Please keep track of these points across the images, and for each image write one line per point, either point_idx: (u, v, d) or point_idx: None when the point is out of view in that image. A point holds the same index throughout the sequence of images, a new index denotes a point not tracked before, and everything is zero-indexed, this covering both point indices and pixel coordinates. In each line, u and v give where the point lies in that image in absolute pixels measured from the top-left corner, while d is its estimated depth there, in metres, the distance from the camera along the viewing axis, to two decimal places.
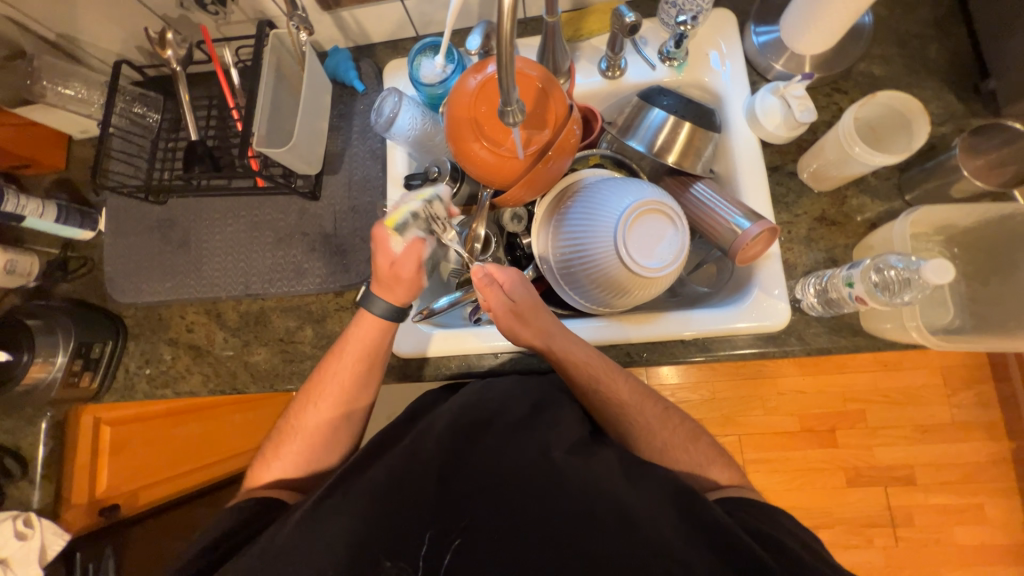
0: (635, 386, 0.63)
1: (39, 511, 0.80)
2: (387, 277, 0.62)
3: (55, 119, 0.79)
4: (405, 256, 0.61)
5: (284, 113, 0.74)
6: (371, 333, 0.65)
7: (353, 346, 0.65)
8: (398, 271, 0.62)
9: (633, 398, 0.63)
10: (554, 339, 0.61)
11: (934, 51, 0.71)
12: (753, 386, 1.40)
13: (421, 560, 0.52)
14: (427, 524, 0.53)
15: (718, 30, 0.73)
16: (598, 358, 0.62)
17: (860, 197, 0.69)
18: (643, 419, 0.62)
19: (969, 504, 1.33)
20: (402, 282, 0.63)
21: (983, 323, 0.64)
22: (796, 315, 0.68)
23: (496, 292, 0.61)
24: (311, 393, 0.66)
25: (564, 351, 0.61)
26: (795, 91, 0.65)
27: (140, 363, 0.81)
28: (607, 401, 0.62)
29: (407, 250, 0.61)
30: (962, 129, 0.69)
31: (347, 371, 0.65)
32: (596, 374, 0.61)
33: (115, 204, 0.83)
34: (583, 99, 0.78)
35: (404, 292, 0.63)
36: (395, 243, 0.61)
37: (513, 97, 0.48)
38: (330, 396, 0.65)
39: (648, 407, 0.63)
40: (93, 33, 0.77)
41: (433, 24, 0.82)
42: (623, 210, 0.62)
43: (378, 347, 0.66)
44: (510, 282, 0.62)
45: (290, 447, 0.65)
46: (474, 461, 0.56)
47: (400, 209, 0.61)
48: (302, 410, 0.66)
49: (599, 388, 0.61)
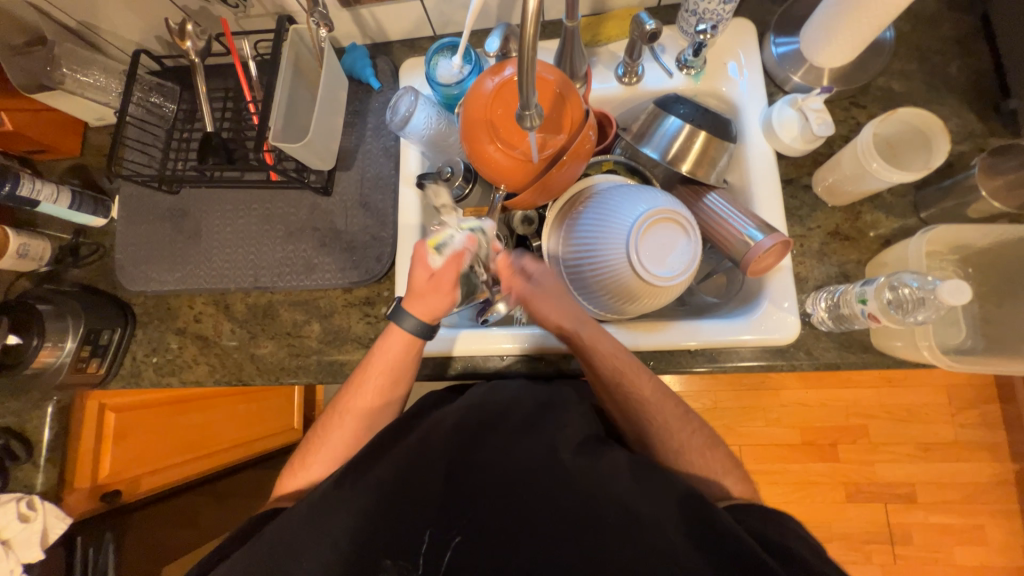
0: (658, 384, 0.62)
1: (43, 494, 0.79)
2: (424, 292, 0.60)
3: (72, 106, 0.79)
4: (445, 271, 0.59)
5: (300, 109, 0.74)
6: (397, 350, 0.63)
7: (379, 359, 0.63)
8: (437, 283, 0.60)
9: (654, 396, 0.61)
10: (583, 329, 0.61)
11: (955, 69, 0.71)
12: (755, 396, 1.40)
13: (421, 557, 0.52)
14: (427, 524, 0.53)
15: (738, 40, 0.73)
16: (624, 354, 0.61)
17: (875, 213, 0.69)
18: (662, 417, 0.61)
19: (970, 525, 1.32)
20: (439, 296, 0.60)
21: (996, 345, 0.63)
22: (805, 329, 0.67)
23: (520, 278, 0.64)
24: (337, 405, 0.65)
25: (590, 342, 0.60)
26: (813, 104, 0.65)
27: (147, 351, 0.82)
28: (630, 397, 0.61)
29: (447, 265, 0.59)
30: (980, 148, 0.68)
31: (371, 385, 0.63)
32: (621, 369, 0.60)
33: (128, 192, 0.84)
34: (599, 104, 0.78)
35: (440, 304, 0.61)
36: (433, 259, 0.59)
37: (531, 101, 0.48)
38: (356, 409, 0.64)
39: (669, 406, 0.61)
40: (113, 22, 0.77)
41: (451, 24, 0.82)
42: (641, 215, 0.62)
43: (405, 363, 0.63)
44: (538, 270, 0.64)
45: (316, 459, 0.63)
46: (482, 458, 0.56)
47: (441, 231, 0.59)
48: (330, 424, 0.65)
49: (624, 383, 0.60)
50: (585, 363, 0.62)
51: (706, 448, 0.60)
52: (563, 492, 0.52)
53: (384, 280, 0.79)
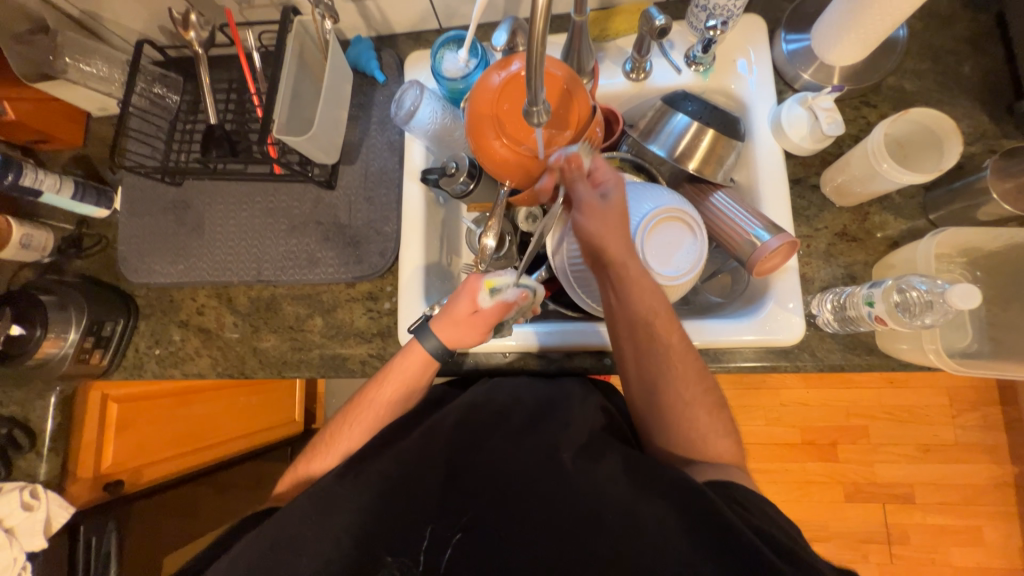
0: (684, 334, 0.60)
1: (46, 484, 0.79)
2: (459, 323, 0.60)
3: (75, 96, 0.79)
4: (490, 313, 0.59)
5: (304, 102, 0.73)
6: (413, 366, 0.62)
7: (393, 377, 0.62)
8: (476, 322, 0.60)
9: (682, 348, 0.59)
10: (629, 258, 0.58)
11: (968, 69, 0.70)
12: (756, 396, 1.40)
13: (422, 553, 0.53)
14: (429, 519, 0.54)
15: (747, 37, 0.72)
16: (662, 295, 0.59)
17: (883, 214, 0.68)
18: (683, 369, 0.58)
19: (968, 526, 1.32)
20: (470, 334, 0.60)
21: (1002, 349, 0.63)
22: (810, 331, 0.67)
23: (585, 183, 0.61)
24: (347, 414, 0.64)
25: (633, 273, 0.58)
26: (823, 104, 0.64)
27: (150, 343, 0.82)
28: (655, 343, 0.58)
29: (494, 309, 0.59)
30: (991, 150, 0.67)
31: (382, 403, 0.62)
32: (657, 307, 0.58)
33: (131, 183, 0.83)
34: (606, 100, 0.77)
35: (468, 340, 0.61)
36: (483, 298, 0.59)
37: (540, 97, 0.48)
38: (364, 420, 0.62)
39: (690, 361, 0.59)
40: (116, 11, 0.76)
41: (457, 17, 0.81)
42: (658, 202, 0.62)
43: (420, 381, 0.63)
44: (606, 181, 0.61)
45: (317, 461, 0.63)
46: (483, 458, 0.56)
47: (500, 273, 0.60)
48: (336, 432, 0.63)
49: (655, 324, 0.58)
50: (620, 296, 0.59)
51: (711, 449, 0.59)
52: (561, 493, 0.52)
53: (387, 276, 0.78)
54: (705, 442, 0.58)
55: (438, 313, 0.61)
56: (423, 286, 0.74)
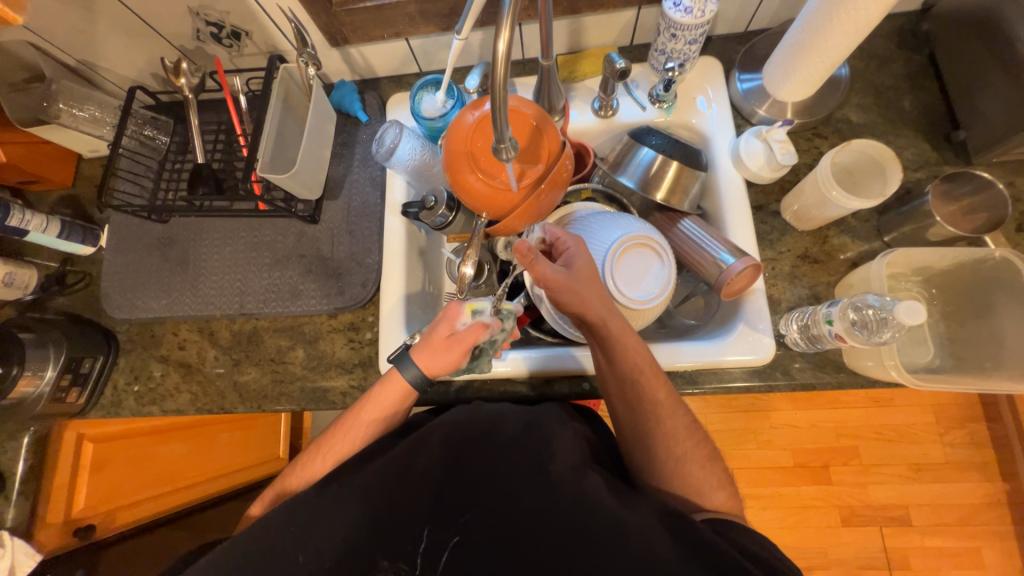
0: (671, 390, 0.61)
1: (12, 529, 0.76)
2: (435, 347, 0.60)
3: (66, 139, 0.82)
4: (466, 334, 0.59)
5: (289, 141, 0.77)
6: (391, 397, 0.61)
7: (371, 407, 0.62)
8: (453, 344, 0.59)
9: (668, 401, 0.60)
10: (610, 319, 0.58)
11: (908, 103, 0.76)
12: (746, 419, 1.40)
13: (418, 558, 0.51)
14: (424, 521, 0.52)
15: (705, 77, 0.78)
16: (646, 351, 0.60)
17: (841, 237, 0.72)
18: (671, 424, 0.59)
19: (966, 548, 1.31)
20: (446, 358, 0.59)
21: (962, 363, 0.65)
22: (781, 350, 0.69)
23: (543, 263, 0.57)
24: (324, 440, 0.63)
25: (617, 335, 0.58)
26: (777, 136, 0.69)
27: (128, 380, 0.81)
28: (644, 398, 0.59)
29: (470, 329, 0.59)
30: (935, 175, 0.72)
31: (359, 433, 0.62)
32: (642, 366, 0.59)
33: (118, 221, 0.85)
34: (577, 135, 0.82)
35: (444, 364, 0.60)
36: (461, 319, 0.60)
37: (506, 135, 0.51)
38: (337, 450, 0.62)
39: (679, 415, 0.60)
40: (111, 61, 0.80)
41: (436, 62, 0.86)
42: (615, 239, 0.65)
43: (396, 411, 0.62)
44: (568, 251, 0.61)
45: (295, 479, 0.62)
46: (470, 471, 0.54)
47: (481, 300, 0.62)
48: (309, 460, 0.62)
49: (642, 382, 0.59)
50: (604, 355, 0.60)
51: (698, 460, 0.59)
52: (549, 513, 0.50)
53: (369, 306, 0.80)
54: (688, 455, 0.59)
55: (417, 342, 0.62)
56: (404, 315, 0.75)
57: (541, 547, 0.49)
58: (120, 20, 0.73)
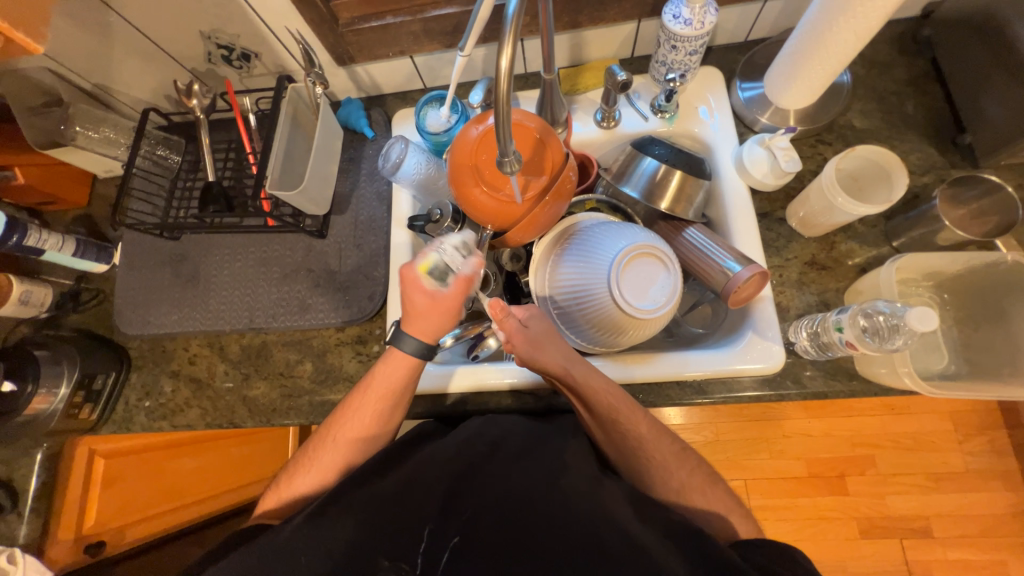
0: (651, 418, 0.61)
1: (25, 547, 0.77)
2: (424, 313, 0.58)
3: (82, 160, 0.84)
4: (449, 294, 0.56)
5: (296, 159, 0.78)
6: (399, 372, 0.61)
7: (379, 383, 0.61)
8: (440, 304, 0.57)
9: (649, 431, 0.60)
10: (575, 366, 0.59)
11: (911, 107, 0.76)
12: (757, 428, 1.38)
13: (419, 556, 0.51)
14: (424, 520, 0.53)
15: (706, 86, 0.78)
16: (616, 388, 0.60)
17: (848, 243, 0.71)
18: (656, 452, 0.60)
19: (991, 560, 1.27)
20: (442, 318, 0.58)
21: (978, 370, 0.64)
22: (791, 359, 0.68)
23: (513, 322, 0.59)
24: (333, 425, 0.62)
25: (584, 379, 0.59)
26: (780, 143, 0.68)
27: (140, 396, 0.82)
28: (624, 433, 0.59)
29: (452, 288, 0.56)
30: (942, 179, 0.72)
31: (370, 409, 0.61)
32: (615, 404, 0.59)
33: (131, 239, 0.87)
34: (580, 146, 0.82)
35: (441, 323, 0.59)
36: (427, 283, 0.55)
37: (509, 148, 0.52)
38: (347, 434, 0.61)
39: (664, 442, 0.60)
40: (126, 84, 0.82)
41: (440, 78, 0.88)
42: (613, 254, 0.64)
43: (406, 386, 0.62)
44: (529, 313, 0.61)
45: (303, 482, 0.61)
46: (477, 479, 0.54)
47: (432, 254, 0.55)
48: (321, 445, 0.62)
49: (618, 418, 0.59)
50: (578, 400, 0.60)
51: None
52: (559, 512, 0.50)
53: (376, 319, 0.80)
54: None
55: (402, 314, 0.59)
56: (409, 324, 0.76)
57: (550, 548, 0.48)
58: (134, 45, 0.75)
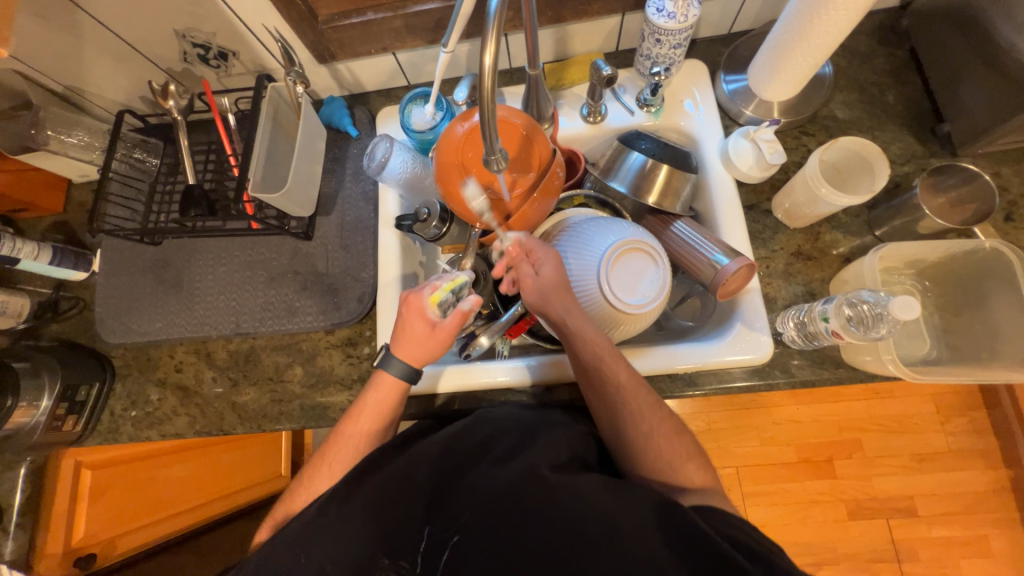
0: (642, 382, 0.59)
1: (10, 564, 0.76)
2: (420, 343, 0.60)
3: (55, 165, 0.81)
4: (448, 324, 0.59)
5: (280, 160, 0.77)
6: (388, 396, 0.61)
7: (372, 407, 0.60)
8: (437, 335, 0.60)
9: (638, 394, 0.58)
10: (570, 315, 0.60)
11: (891, 97, 0.77)
12: (747, 416, 1.40)
13: (419, 556, 0.52)
14: (424, 520, 0.53)
15: (691, 79, 0.78)
16: (609, 345, 0.60)
17: (833, 233, 0.72)
18: (643, 414, 0.57)
19: (973, 536, 1.31)
20: (434, 349, 0.60)
21: (959, 355, 0.66)
22: (779, 348, 0.69)
23: (525, 264, 0.62)
24: (326, 453, 0.60)
25: (577, 327, 0.59)
26: (764, 135, 0.69)
27: (126, 405, 0.80)
28: (612, 388, 0.58)
29: (451, 320, 0.59)
30: (922, 168, 0.73)
31: (364, 434, 0.60)
32: (604, 356, 0.59)
33: (111, 245, 0.85)
34: (567, 142, 0.82)
35: (429, 354, 0.60)
36: (432, 313, 0.59)
37: (496, 146, 0.51)
38: (342, 459, 0.59)
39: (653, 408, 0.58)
40: (99, 85, 0.80)
41: (424, 74, 0.87)
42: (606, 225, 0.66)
43: (398, 407, 0.62)
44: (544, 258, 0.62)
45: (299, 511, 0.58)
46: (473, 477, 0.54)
47: (441, 288, 0.61)
48: (315, 473, 0.59)
49: (606, 373, 0.58)
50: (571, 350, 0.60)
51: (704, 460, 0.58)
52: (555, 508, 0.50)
53: (366, 320, 0.79)
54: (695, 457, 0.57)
55: (393, 339, 0.61)
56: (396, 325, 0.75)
57: (550, 546, 0.48)
58: (106, 45, 0.73)
